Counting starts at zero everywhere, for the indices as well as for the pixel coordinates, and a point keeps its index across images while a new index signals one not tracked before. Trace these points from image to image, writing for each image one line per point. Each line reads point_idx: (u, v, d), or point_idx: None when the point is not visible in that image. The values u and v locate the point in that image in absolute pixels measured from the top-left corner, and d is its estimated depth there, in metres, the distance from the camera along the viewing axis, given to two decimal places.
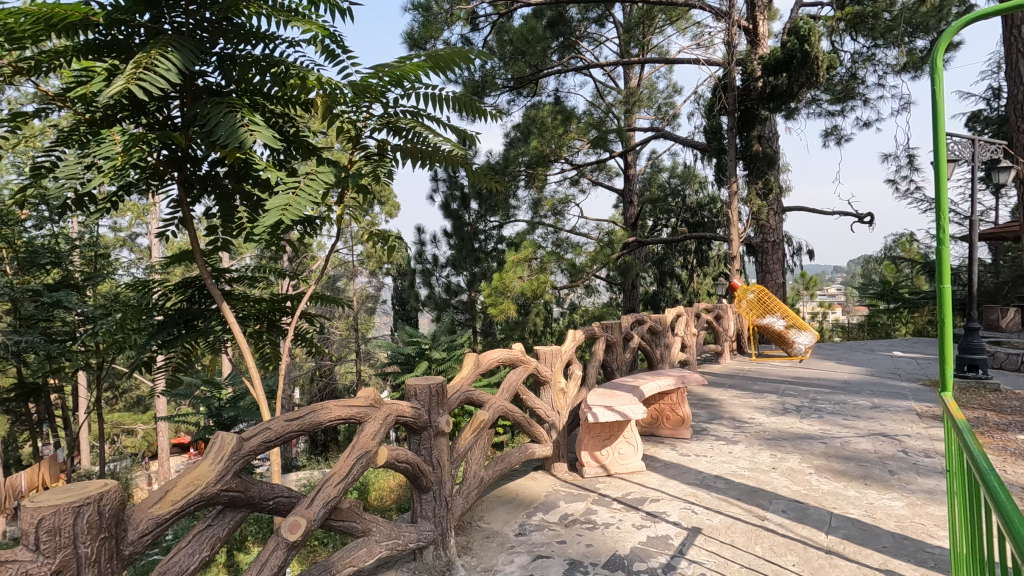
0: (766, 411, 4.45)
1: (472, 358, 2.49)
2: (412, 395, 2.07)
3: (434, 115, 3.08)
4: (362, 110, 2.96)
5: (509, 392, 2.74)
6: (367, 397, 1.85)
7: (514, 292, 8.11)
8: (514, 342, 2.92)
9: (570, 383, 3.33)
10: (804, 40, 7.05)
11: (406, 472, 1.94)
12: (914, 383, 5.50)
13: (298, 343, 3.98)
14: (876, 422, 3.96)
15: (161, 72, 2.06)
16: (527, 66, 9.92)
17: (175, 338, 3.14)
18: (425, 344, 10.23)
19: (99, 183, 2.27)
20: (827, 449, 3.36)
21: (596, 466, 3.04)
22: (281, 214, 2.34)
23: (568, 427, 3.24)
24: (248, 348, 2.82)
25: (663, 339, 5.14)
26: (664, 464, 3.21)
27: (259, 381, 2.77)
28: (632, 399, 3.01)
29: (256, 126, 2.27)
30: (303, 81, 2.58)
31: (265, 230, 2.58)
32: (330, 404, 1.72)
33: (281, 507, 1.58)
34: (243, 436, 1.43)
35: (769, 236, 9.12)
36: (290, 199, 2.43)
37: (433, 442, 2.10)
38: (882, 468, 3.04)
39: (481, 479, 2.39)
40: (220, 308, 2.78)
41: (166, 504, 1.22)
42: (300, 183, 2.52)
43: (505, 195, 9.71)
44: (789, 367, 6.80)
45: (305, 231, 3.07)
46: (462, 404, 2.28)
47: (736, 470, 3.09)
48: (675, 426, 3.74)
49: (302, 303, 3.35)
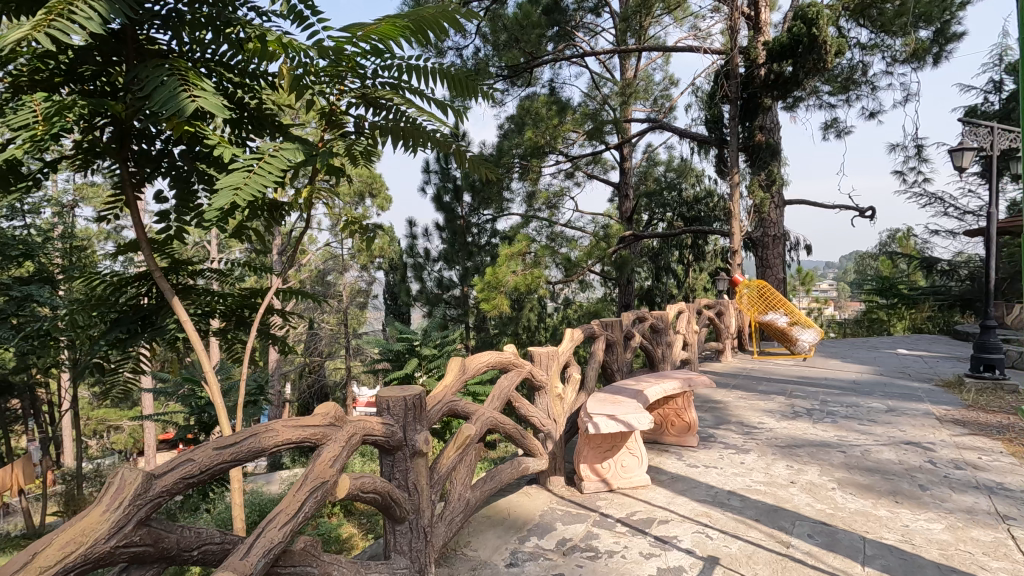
0: (775, 414, 4.18)
1: (457, 362, 2.17)
2: (386, 408, 1.75)
3: (418, 89, 2.67)
4: (337, 84, 2.62)
5: (500, 401, 2.44)
6: (325, 414, 1.53)
7: (507, 287, 7.82)
8: (507, 344, 2.60)
9: (568, 388, 3.03)
10: (811, 24, 6.72)
11: (374, 503, 1.63)
12: (926, 383, 5.24)
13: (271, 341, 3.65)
14: (894, 428, 3.69)
15: (79, 21, 1.72)
16: (522, 55, 9.60)
17: (129, 337, 2.79)
18: (415, 341, 9.94)
19: (12, 156, 1.94)
20: (847, 460, 3.09)
21: (597, 480, 2.75)
22: (233, 194, 2.00)
23: (565, 437, 2.94)
24: (204, 353, 2.48)
25: (664, 338, 4.84)
26: (670, 477, 2.91)
27: (217, 389, 2.40)
28: (636, 407, 2.71)
29: (201, 92, 1.94)
30: (264, 44, 2.24)
31: (219, 215, 2.25)
32: (277, 425, 1.39)
33: (210, 557, 1.25)
34: (153, 473, 1.11)
35: (770, 229, 8.84)
36: (246, 177, 2.11)
37: (410, 465, 1.79)
38: (911, 482, 2.76)
39: (468, 502, 2.09)
40: (171, 303, 2.43)
41: (30, 572, 0.91)
42: (258, 161, 2.19)
43: (498, 188, 9.37)
44: (793, 365, 6.53)
45: (273, 220, 2.75)
46: (444, 418, 1.96)
47: (750, 485, 2.80)
48: (681, 433, 3.45)
49: (268, 300, 3.02)
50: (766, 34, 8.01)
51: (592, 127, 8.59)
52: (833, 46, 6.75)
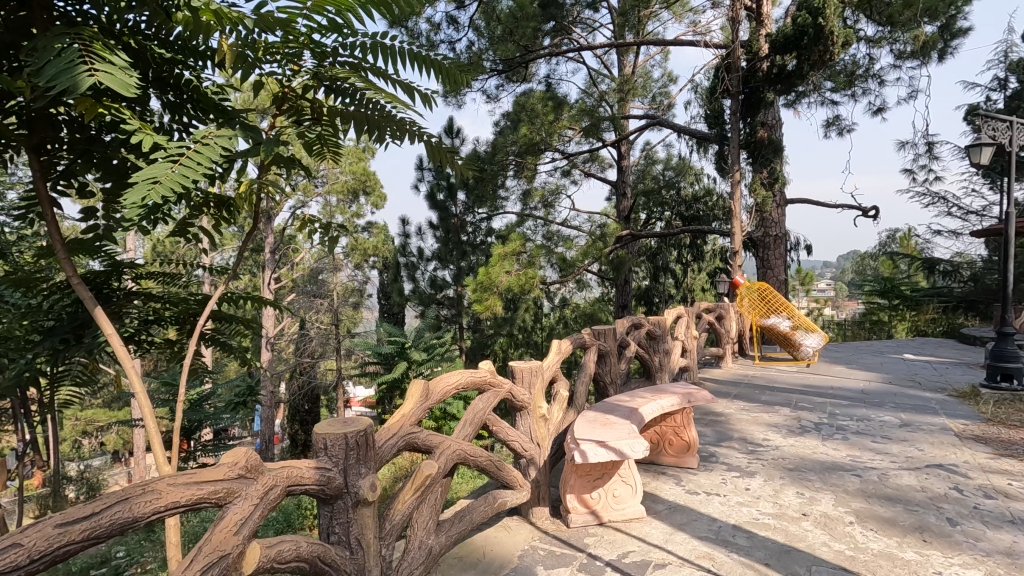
0: (782, 429, 3.88)
1: (420, 386, 1.85)
2: (323, 448, 1.44)
3: (382, 69, 2.33)
4: (290, 64, 2.31)
5: (473, 428, 2.13)
6: (233, 465, 1.21)
7: (500, 288, 7.49)
8: (483, 361, 2.29)
9: (554, 407, 2.73)
10: (817, 15, 6.41)
11: (299, 571, 1.31)
12: (939, 393, 4.95)
13: (219, 347, 3.41)
14: (912, 447, 3.40)
15: None
16: (517, 49, 9.29)
17: (62, 350, 2.64)
18: (405, 342, 9.64)
19: None
20: (864, 487, 2.79)
21: (585, 513, 2.45)
22: (149, 187, 1.70)
23: (549, 462, 2.64)
24: (135, 373, 2.17)
25: (662, 345, 4.54)
26: (668, 508, 2.60)
27: (147, 416, 2.10)
28: (630, 431, 2.40)
29: (106, 65, 1.62)
30: (196, 15, 1.92)
31: (143, 212, 1.94)
32: (160, 485, 1.08)
33: None
34: None
35: (771, 229, 8.55)
36: (171, 168, 1.81)
37: (352, 516, 1.48)
38: (939, 516, 2.46)
39: (430, 550, 1.78)
40: (94, 313, 2.11)
41: None
42: (186, 150, 1.89)
43: (491, 186, 9.05)
44: (797, 372, 6.24)
45: (221, 218, 2.46)
46: (398, 454, 1.65)
47: (758, 517, 2.49)
48: (679, 453, 3.16)
49: (212, 303, 2.74)
50: (767, 25, 7.60)
51: (589, 124, 8.35)
52: (839, 37, 6.44)
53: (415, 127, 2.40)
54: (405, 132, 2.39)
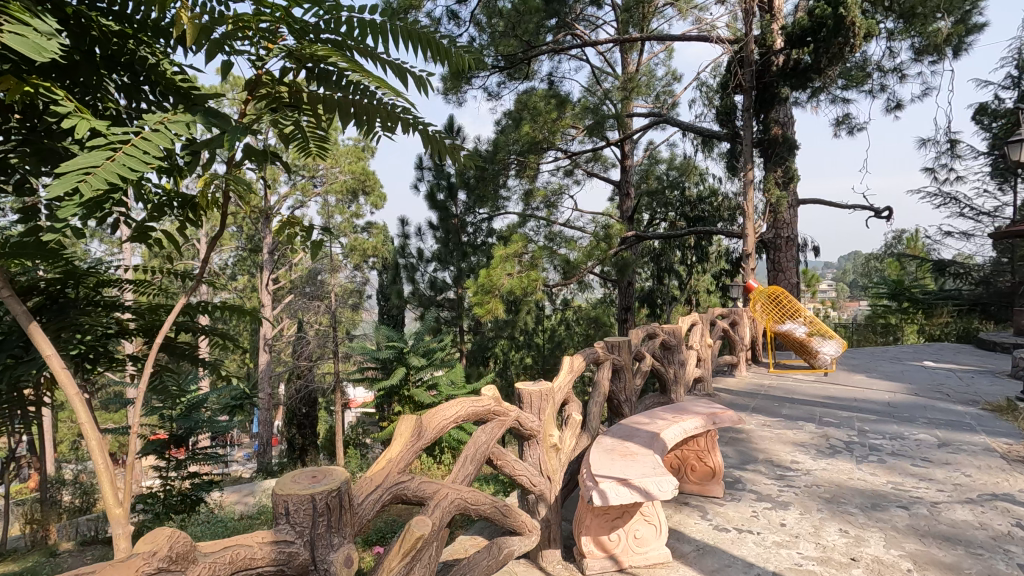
0: (810, 449, 3.56)
1: (412, 422, 1.54)
2: (283, 513, 1.13)
3: (370, 48, 2.01)
4: (261, 41, 1.99)
5: (474, 467, 1.83)
6: (151, 556, 0.92)
7: (502, 291, 7.18)
8: (486, 387, 1.98)
9: (566, 434, 2.42)
10: (837, 5, 6.09)
11: None
12: (972, 406, 4.64)
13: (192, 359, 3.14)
14: (957, 473, 3.09)
15: None
16: (519, 45, 8.99)
17: (11, 365, 2.38)
18: (403, 347, 9.30)
19: None
20: (914, 525, 2.48)
21: (602, 558, 2.15)
22: (78, 181, 1.37)
23: (562, 497, 2.34)
24: (80, 402, 1.85)
25: (677, 356, 4.22)
26: (696, 549, 2.29)
27: (95, 450, 1.82)
28: (655, 466, 2.08)
29: (19, 28, 1.29)
30: None
31: (81, 209, 1.62)
32: None
33: None
34: None
35: (783, 231, 8.28)
36: (112, 158, 1.49)
37: None
38: (1008, 561, 2.16)
39: None
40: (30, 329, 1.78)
41: None
42: (133, 137, 1.57)
43: (491, 186, 8.72)
44: (814, 381, 5.93)
45: (185, 219, 2.14)
46: (382, 512, 1.34)
47: (801, 562, 2.17)
48: (703, 480, 2.85)
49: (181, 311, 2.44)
50: (779, 18, 7.30)
51: (592, 122, 7.92)
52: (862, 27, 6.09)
53: (407, 116, 2.09)
54: (397, 121, 2.08)
